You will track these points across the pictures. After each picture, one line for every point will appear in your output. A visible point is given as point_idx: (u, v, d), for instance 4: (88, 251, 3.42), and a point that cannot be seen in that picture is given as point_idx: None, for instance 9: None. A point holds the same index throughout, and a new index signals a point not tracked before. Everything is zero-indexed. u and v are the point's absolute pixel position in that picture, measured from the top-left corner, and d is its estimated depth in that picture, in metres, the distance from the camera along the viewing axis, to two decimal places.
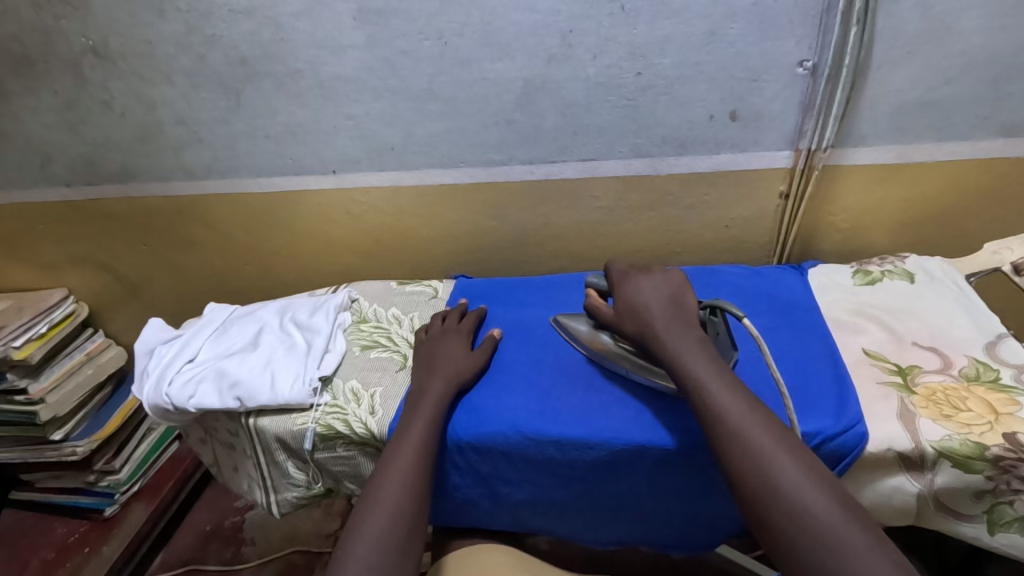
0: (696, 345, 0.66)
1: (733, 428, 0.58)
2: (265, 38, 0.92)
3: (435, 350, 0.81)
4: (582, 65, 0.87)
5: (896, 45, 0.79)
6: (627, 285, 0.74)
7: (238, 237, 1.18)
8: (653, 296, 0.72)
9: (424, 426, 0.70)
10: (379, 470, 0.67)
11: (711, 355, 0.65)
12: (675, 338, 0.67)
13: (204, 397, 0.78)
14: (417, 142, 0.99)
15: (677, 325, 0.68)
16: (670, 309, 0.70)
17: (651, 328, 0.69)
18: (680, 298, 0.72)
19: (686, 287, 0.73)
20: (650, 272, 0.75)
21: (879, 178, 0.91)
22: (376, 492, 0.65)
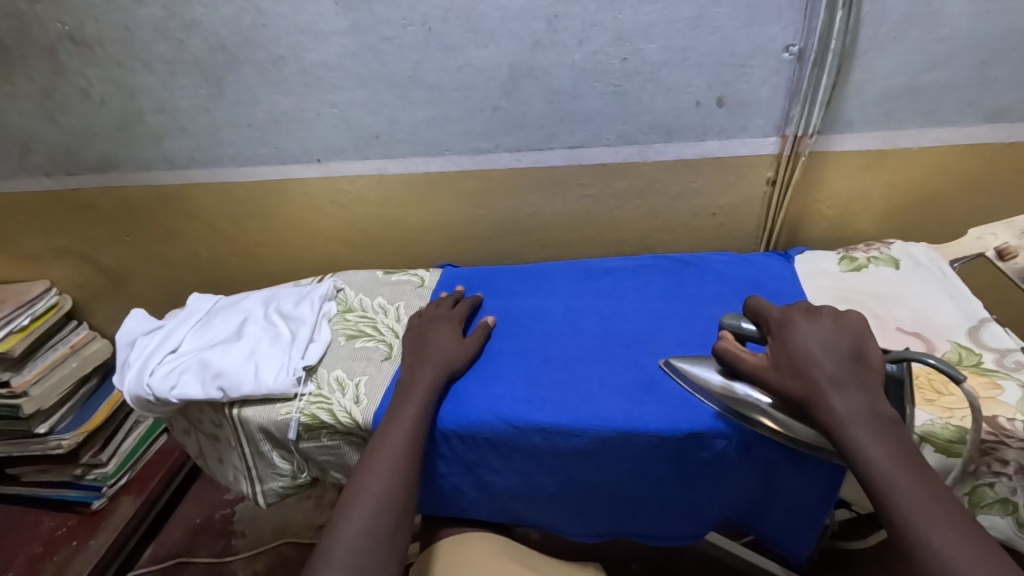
0: (862, 407, 0.57)
1: (886, 483, 0.53)
2: (245, 23, 0.90)
3: (428, 336, 0.80)
4: (567, 50, 0.86)
5: (882, 29, 0.79)
6: (793, 331, 0.63)
7: (223, 227, 1.16)
8: (822, 344, 0.61)
9: (413, 413, 0.70)
10: (366, 458, 0.67)
11: (880, 416, 0.56)
12: (851, 403, 0.56)
13: (186, 387, 0.78)
14: (403, 129, 0.98)
15: (848, 385, 0.58)
16: (844, 362, 0.59)
17: (819, 386, 0.58)
18: (858, 350, 0.61)
19: (867, 336, 0.62)
20: (817, 316, 0.64)
21: (866, 165, 0.91)
22: (363, 480, 0.65)
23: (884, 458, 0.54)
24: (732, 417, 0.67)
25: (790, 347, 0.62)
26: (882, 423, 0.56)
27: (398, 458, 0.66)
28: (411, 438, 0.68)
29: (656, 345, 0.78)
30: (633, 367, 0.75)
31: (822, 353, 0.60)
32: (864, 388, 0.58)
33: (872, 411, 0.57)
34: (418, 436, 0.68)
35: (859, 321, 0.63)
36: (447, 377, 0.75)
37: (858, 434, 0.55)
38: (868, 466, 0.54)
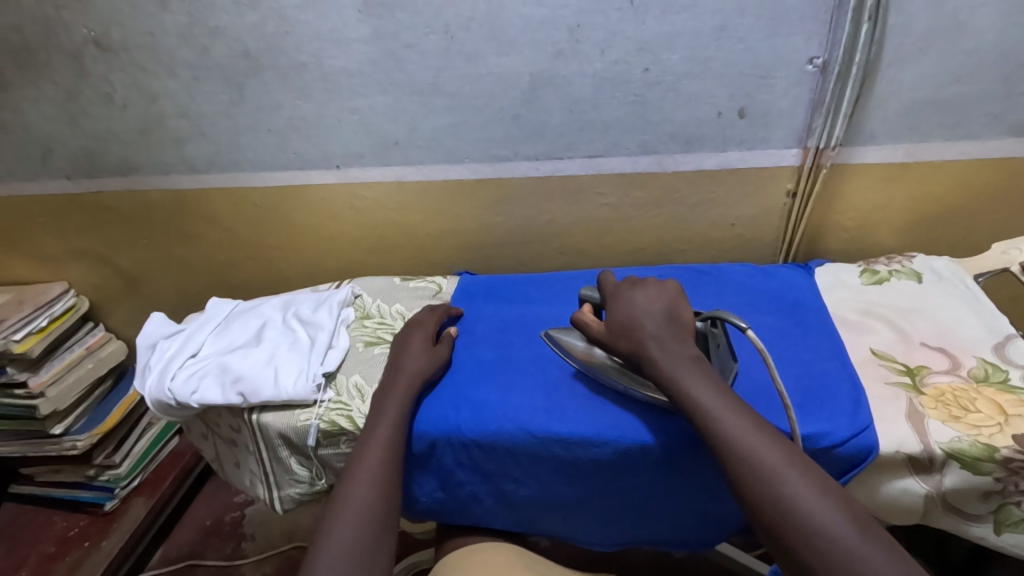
0: (692, 364, 0.61)
1: (760, 464, 0.53)
2: (269, 30, 0.91)
3: (400, 347, 0.80)
4: (589, 60, 0.86)
5: (907, 42, 0.78)
6: (615, 300, 0.70)
7: (240, 231, 1.17)
8: (643, 307, 0.67)
9: (391, 426, 0.69)
10: (346, 473, 0.66)
11: (717, 382, 0.60)
12: (672, 356, 0.62)
13: (207, 392, 0.78)
14: (421, 136, 0.98)
15: (670, 340, 0.63)
16: (663, 323, 0.65)
17: (643, 345, 0.64)
18: (674, 310, 0.67)
19: (680, 297, 0.68)
20: (643, 283, 0.71)
21: (887, 177, 0.90)
22: (346, 493, 0.64)
23: (753, 443, 0.55)
24: None
25: (615, 314, 0.68)
26: (739, 409, 0.58)
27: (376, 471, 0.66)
28: (390, 449, 0.68)
29: None
30: None
31: (643, 315, 0.66)
32: (713, 377, 0.61)
33: (700, 366, 0.61)
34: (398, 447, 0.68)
35: (674, 286, 0.70)
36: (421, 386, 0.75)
37: (723, 423, 0.56)
38: (737, 451, 0.55)
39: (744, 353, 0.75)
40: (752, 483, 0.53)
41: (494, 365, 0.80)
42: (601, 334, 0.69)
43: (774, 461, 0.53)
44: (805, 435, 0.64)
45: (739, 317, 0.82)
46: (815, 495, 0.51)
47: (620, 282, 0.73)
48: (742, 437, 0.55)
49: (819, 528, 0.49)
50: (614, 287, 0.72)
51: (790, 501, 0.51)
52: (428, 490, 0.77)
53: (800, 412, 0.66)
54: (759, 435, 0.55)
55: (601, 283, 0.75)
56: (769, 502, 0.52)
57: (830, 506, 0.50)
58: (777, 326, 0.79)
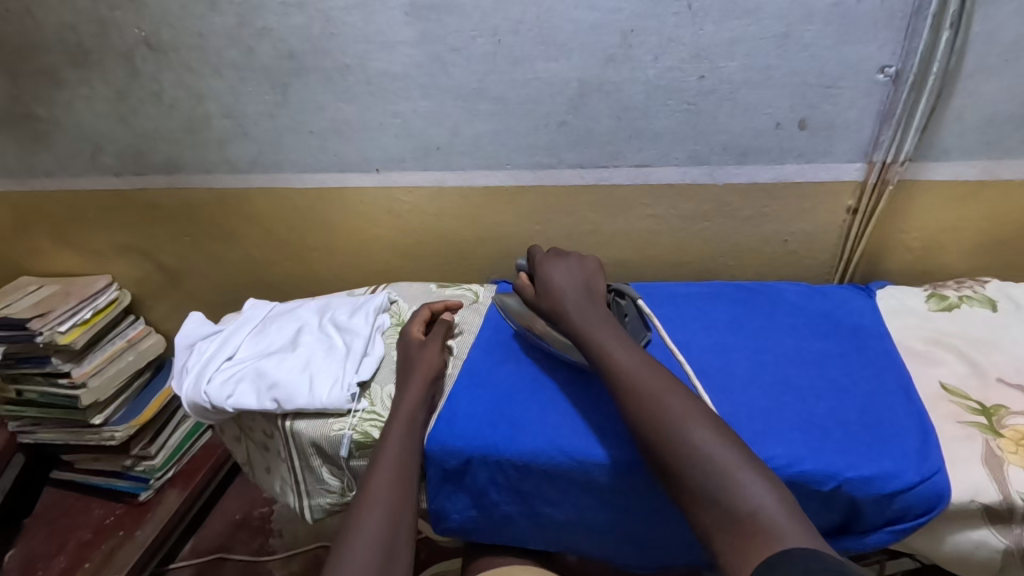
0: (598, 315, 0.72)
1: (635, 388, 0.63)
2: (316, 32, 0.90)
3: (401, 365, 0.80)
4: (641, 66, 0.82)
5: (990, 52, 0.73)
6: (543, 264, 0.79)
7: (278, 231, 1.17)
8: (564, 271, 0.77)
9: (398, 449, 0.69)
10: (358, 502, 0.66)
11: (620, 334, 0.70)
12: (582, 311, 0.72)
13: (242, 397, 0.77)
14: (464, 141, 0.96)
15: (583, 299, 0.74)
16: (579, 290, 0.75)
17: (559, 301, 0.74)
18: (590, 281, 0.77)
19: (597, 272, 0.79)
20: (568, 257, 0.80)
21: (960, 195, 0.84)
22: (358, 521, 0.64)
23: (631, 371, 0.64)
24: (814, 467, 0.61)
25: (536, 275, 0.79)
26: (626, 345, 0.68)
27: (386, 498, 0.65)
28: (399, 475, 0.67)
29: (723, 375, 0.73)
30: None
31: (559, 279, 0.76)
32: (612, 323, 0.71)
33: (603, 317, 0.72)
34: (406, 472, 0.67)
35: (594, 265, 0.80)
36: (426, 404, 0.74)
37: (609, 356, 0.67)
38: (620, 380, 0.64)
39: (799, 381, 0.71)
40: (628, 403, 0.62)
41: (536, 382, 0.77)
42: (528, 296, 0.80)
43: (648, 385, 0.63)
44: (871, 476, 0.59)
45: (794, 340, 0.77)
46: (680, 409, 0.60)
47: (545, 253, 0.82)
48: (624, 368, 0.65)
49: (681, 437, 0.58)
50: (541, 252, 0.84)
51: (658, 415, 0.60)
52: (458, 507, 0.75)
53: (863, 450, 0.62)
54: (643, 368, 0.65)
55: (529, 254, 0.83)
56: (643, 417, 0.61)
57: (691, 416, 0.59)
58: (836, 352, 0.74)
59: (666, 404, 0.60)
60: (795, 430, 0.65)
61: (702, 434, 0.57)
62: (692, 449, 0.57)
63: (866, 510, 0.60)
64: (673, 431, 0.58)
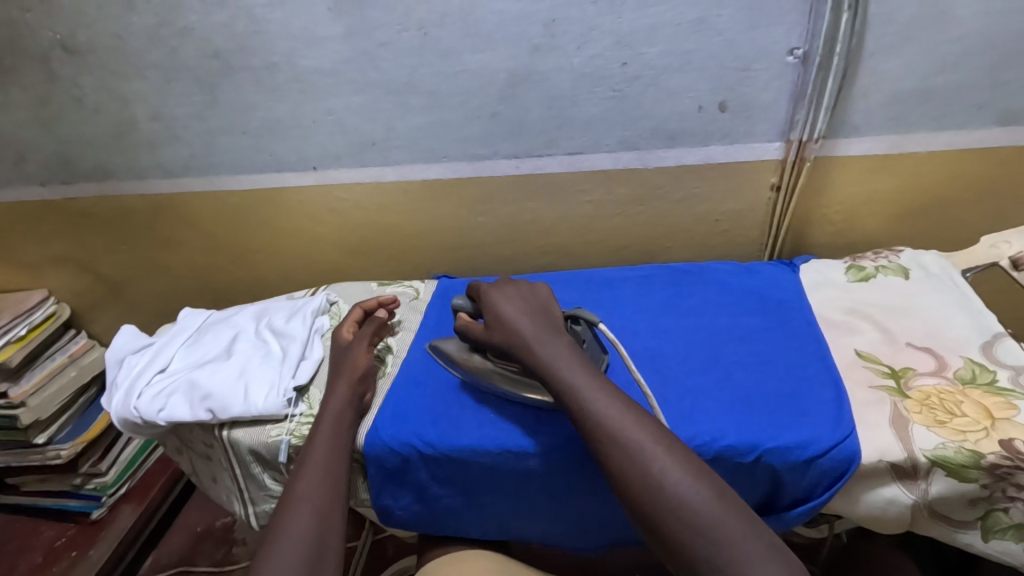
0: (566, 351, 0.65)
1: (625, 442, 0.56)
2: (238, 30, 0.88)
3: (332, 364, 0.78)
4: (566, 55, 0.83)
5: (891, 31, 0.76)
6: (496, 294, 0.73)
7: (218, 235, 1.15)
8: (517, 307, 0.71)
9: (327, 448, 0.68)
10: (284, 499, 0.63)
11: (586, 365, 0.64)
12: (545, 344, 0.65)
13: (174, 409, 0.76)
14: (398, 136, 0.96)
15: (546, 334, 0.67)
16: (534, 320, 0.69)
17: (519, 336, 0.67)
18: (546, 309, 0.72)
19: (551, 298, 0.74)
20: (512, 284, 0.75)
21: (874, 169, 0.88)
22: (282, 519, 0.61)
23: (622, 423, 0.57)
24: (737, 440, 0.63)
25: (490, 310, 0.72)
26: (607, 388, 0.60)
27: (312, 493, 0.63)
28: (327, 470, 0.66)
29: (655, 357, 0.75)
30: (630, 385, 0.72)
31: (517, 316, 0.69)
32: (584, 362, 0.63)
33: (572, 353, 0.65)
34: (334, 465, 0.67)
35: (544, 292, 0.74)
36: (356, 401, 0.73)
37: (594, 406, 0.59)
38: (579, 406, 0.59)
39: (726, 358, 0.73)
40: (616, 457, 0.55)
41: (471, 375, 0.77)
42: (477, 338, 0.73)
43: (640, 440, 0.56)
44: (788, 445, 0.62)
45: (722, 319, 0.80)
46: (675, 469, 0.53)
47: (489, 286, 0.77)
48: (613, 420, 0.57)
49: (671, 494, 0.52)
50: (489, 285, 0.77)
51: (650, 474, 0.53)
52: (403, 503, 0.75)
53: (781, 421, 0.64)
54: (599, 393, 0.60)
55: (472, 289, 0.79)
56: (628, 471, 0.54)
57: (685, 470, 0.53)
58: (761, 327, 0.77)
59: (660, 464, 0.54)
60: (720, 405, 0.67)
61: (701, 497, 0.51)
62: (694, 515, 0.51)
63: (787, 477, 0.63)
64: (662, 490, 0.52)
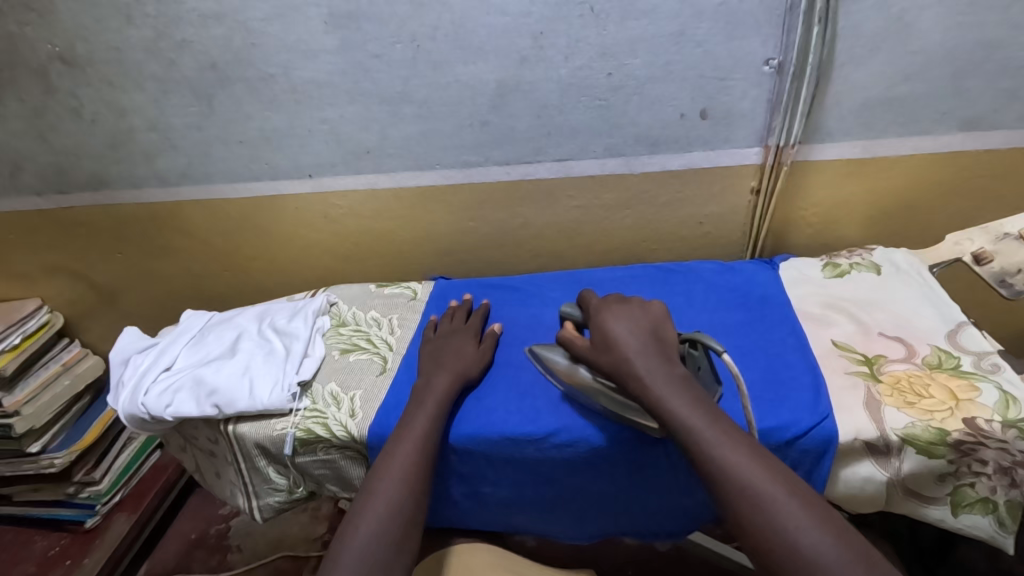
0: (680, 384, 0.63)
1: (748, 488, 0.54)
2: (236, 43, 0.91)
3: (443, 349, 0.80)
4: (554, 66, 0.88)
5: (856, 43, 0.81)
6: (607, 314, 0.72)
7: (215, 242, 1.17)
8: (630, 330, 0.69)
9: (425, 422, 0.70)
10: (379, 464, 0.68)
11: (700, 401, 0.61)
12: (655, 374, 0.64)
13: (181, 405, 0.78)
14: (393, 144, 0.99)
15: (657, 363, 0.65)
16: (648, 345, 0.67)
17: (630, 365, 0.65)
18: (658, 331, 0.70)
19: (665, 318, 0.72)
20: (628, 303, 0.73)
21: (847, 172, 0.93)
22: (375, 484, 0.66)
23: (743, 466, 0.55)
24: None
25: (602, 330, 0.70)
26: (730, 431, 0.59)
27: (403, 484, 0.65)
28: (419, 461, 0.67)
29: None
30: None
31: (630, 340, 0.67)
32: (703, 403, 0.61)
33: (688, 390, 0.63)
34: (426, 463, 0.68)
35: (657, 311, 0.72)
36: (462, 384, 0.76)
37: (715, 449, 0.57)
38: (695, 444, 0.58)
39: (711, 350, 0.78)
40: (734, 498, 0.54)
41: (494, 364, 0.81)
42: (581, 356, 0.71)
43: (766, 486, 0.54)
44: (770, 427, 0.66)
45: (707, 313, 0.84)
46: (805, 519, 0.52)
47: (601, 301, 0.75)
48: (734, 463, 0.56)
49: (792, 544, 0.51)
50: (602, 300, 0.75)
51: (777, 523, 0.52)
52: None
53: (764, 406, 0.69)
54: (717, 432, 0.58)
55: (582, 299, 0.77)
56: (747, 514, 0.53)
57: (819, 525, 0.51)
58: (743, 320, 0.82)
59: (789, 515, 0.52)
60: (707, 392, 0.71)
61: (834, 552, 0.49)
62: (829, 575, 0.48)
63: None
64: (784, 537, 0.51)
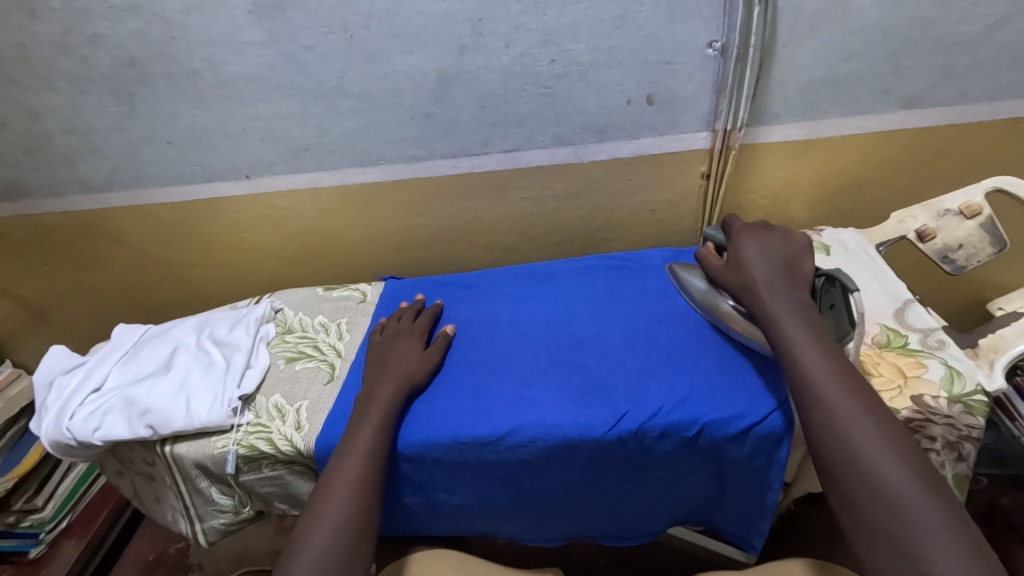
0: (800, 313, 0.65)
1: (826, 399, 0.58)
2: (154, 37, 0.85)
3: (389, 353, 0.77)
4: (494, 53, 0.85)
5: (798, 23, 0.81)
6: (745, 237, 0.74)
7: (150, 250, 1.10)
8: (762, 254, 0.71)
9: (373, 430, 0.67)
10: (325, 476, 0.65)
11: (812, 319, 0.65)
12: (775, 290, 0.67)
13: (111, 428, 0.73)
14: (332, 141, 0.95)
15: (782, 287, 0.67)
16: (778, 268, 0.70)
17: (752, 283, 0.69)
18: (794, 261, 0.71)
19: (805, 252, 0.73)
20: (770, 231, 0.75)
21: (794, 154, 0.93)
22: (319, 507, 0.62)
23: (838, 397, 0.57)
24: (675, 416, 0.66)
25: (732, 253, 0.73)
26: (844, 371, 0.60)
27: (346, 507, 0.62)
28: (367, 472, 0.64)
29: (600, 344, 0.78)
30: (577, 370, 0.75)
31: (761, 264, 0.70)
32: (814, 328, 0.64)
33: (803, 312, 0.66)
34: (375, 474, 0.65)
35: (802, 241, 0.73)
36: (409, 389, 0.73)
37: (804, 362, 0.61)
38: (783, 339, 0.63)
39: (666, 340, 0.77)
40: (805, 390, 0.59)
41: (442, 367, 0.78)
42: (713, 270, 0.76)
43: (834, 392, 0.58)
44: (725, 417, 0.66)
45: (660, 301, 0.83)
46: (875, 434, 0.54)
47: (745, 224, 0.77)
48: (831, 393, 0.58)
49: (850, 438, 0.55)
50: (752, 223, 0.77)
51: (843, 431, 0.55)
52: None
53: (719, 394, 0.68)
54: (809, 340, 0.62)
55: (728, 223, 0.78)
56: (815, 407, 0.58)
57: (899, 457, 0.53)
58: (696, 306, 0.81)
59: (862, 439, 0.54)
60: (663, 382, 0.71)
61: (902, 483, 0.51)
62: (880, 482, 0.52)
63: (726, 448, 0.67)
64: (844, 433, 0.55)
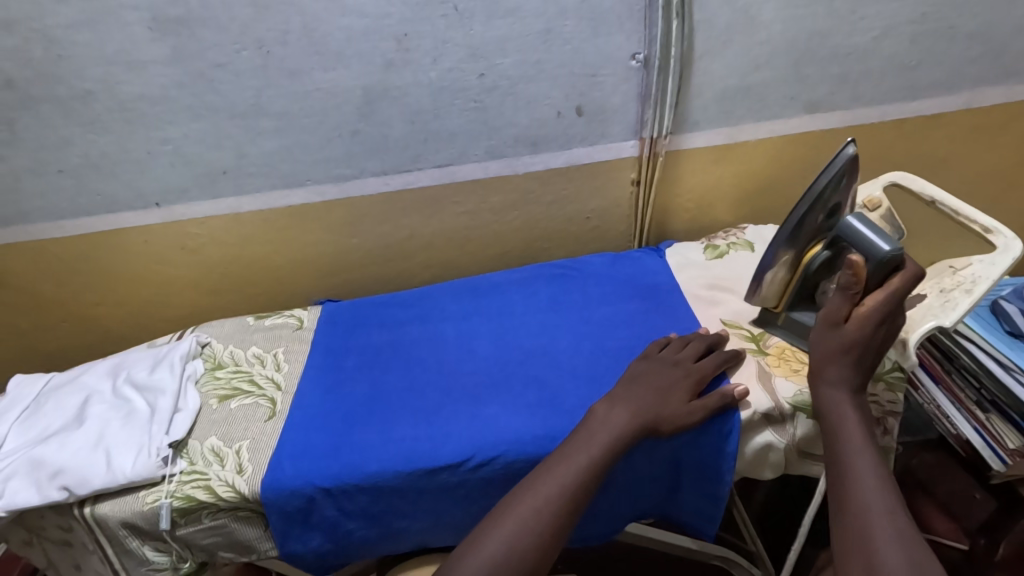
0: (859, 412, 0.62)
1: (864, 515, 0.55)
2: (35, 55, 0.76)
3: (655, 382, 0.69)
4: (422, 69, 0.83)
5: (711, 36, 0.85)
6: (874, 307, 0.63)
7: (44, 290, 0.99)
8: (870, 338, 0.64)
9: (604, 436, 0.63)
10: (542, 466, 0.62)
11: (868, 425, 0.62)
12: (850, 377, 0.63)
13: (16, 495, 0.65)
14: (252, 162, 0.89)
15: (856, 377, 0.64)
16: (867, 355, 0.64)
17: (831, 359, 0.64)
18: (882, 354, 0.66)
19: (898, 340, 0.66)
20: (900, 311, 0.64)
21: (714, 159, 0.98)
22: (523, 492, 0.60)
23: (875, 505, 0.55)
24: None
25: (861, 324, 0.63)
26: (888, 483, 0.57)
27: (542, 505, 0.58)
28: (582, 478, 0.60)
29: (550, 354, 0.78)
30: (531, 382, 0.74)
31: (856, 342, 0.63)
32: (890, 480, 0.57)
33: (866, 420, 0.62)
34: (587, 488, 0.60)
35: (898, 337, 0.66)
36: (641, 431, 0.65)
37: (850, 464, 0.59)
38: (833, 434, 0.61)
39: (613, 345, 0.78)
40: (841, 490, 0.58)
41: (391, 395, 0.75)
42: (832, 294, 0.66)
43: (872, 497, 0.56)
44: None
45: (600, 308, 0.85)
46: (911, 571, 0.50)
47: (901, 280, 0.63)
48: (869, 500, 0.55)
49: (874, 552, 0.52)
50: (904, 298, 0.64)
51: (874, 555, 0.52)
52: (305, 536, 0.70)
53: None
54: (858, 442, 0.60)
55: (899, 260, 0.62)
56: (850, 508, 0.56)
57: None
58: (638, 311, 0.83)
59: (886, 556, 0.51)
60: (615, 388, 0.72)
61: None
62: None
63: (680, 447, 0.69)
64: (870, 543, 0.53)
